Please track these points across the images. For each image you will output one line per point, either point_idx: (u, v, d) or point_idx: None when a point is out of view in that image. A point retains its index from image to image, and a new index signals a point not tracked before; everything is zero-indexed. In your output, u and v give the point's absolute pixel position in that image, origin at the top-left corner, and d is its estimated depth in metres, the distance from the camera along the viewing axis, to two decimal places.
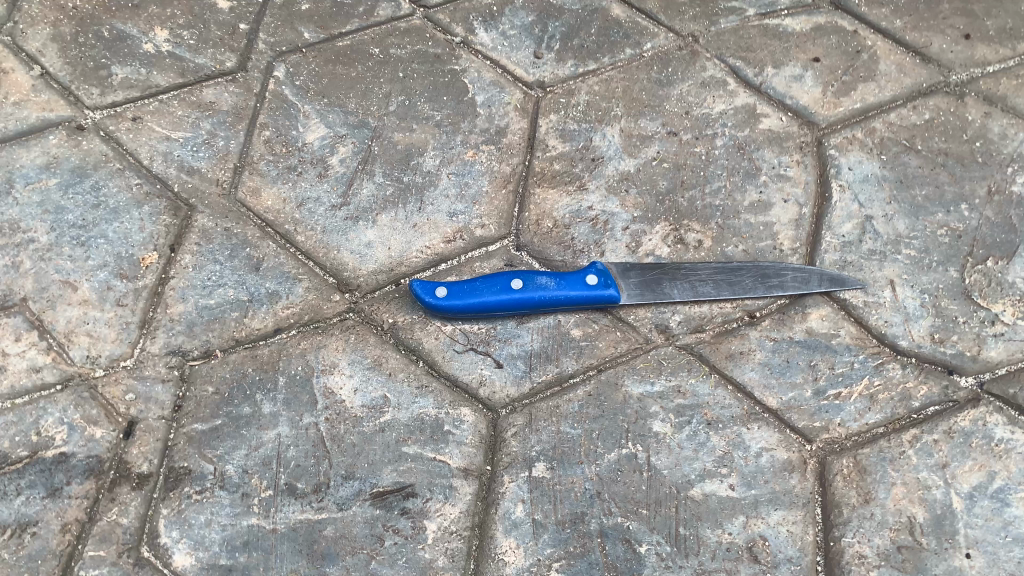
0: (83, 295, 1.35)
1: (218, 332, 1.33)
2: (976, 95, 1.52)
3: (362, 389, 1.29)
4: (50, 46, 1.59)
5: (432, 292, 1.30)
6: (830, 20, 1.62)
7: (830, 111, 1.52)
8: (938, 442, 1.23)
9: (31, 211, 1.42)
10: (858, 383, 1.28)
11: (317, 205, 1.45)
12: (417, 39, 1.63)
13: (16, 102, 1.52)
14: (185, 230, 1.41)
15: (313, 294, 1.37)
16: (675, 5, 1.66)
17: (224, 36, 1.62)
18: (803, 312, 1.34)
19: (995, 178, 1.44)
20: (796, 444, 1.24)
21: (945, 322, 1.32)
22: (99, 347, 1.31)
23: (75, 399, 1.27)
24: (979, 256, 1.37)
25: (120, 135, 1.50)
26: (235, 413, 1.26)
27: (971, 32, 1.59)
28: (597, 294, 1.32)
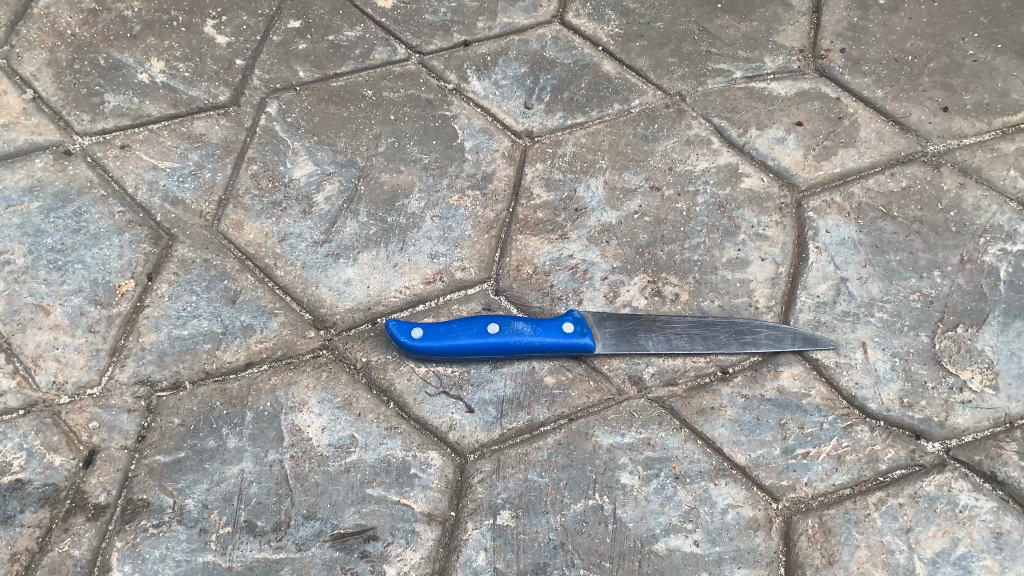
0: (55, 320, 1.35)
1: (189, 363, 1.33)
2: (952, 165, 1.54)
3: (330, 428, 1.28)
4: (44, 70, 1.61)
5: (408, 333, 1.30)
6: (815, 86, 1.66)
7: (810, 174, 1.54)
8: (903, 506, 1.23)
9: (10, 233, 1.42)
10: (827, 443, 1.28)
11: (298, 240, 1.45)
12: (410, 83, 1.65)
13: (5, 125, 1.53)
14: (164, 260, 1.42)
15: (288, 329, 1.37)
16: (665, 64, 1.70)
17: (219, 70, 1.64)
18: (776, 370, 1.35)
19: (968, 248, 1.46)
20: (763, 502, 1.24)
21: (915, 387, 1.33)
22: (67, 372, 1.30)
23: (37, 424, 1.25)
24: (950, 322, 1.38)
25: (107, 162, 1.51)
26: (199, 447, 1.25)
27: (950, 105, 1.62)
28: (573, 342, 1.32)
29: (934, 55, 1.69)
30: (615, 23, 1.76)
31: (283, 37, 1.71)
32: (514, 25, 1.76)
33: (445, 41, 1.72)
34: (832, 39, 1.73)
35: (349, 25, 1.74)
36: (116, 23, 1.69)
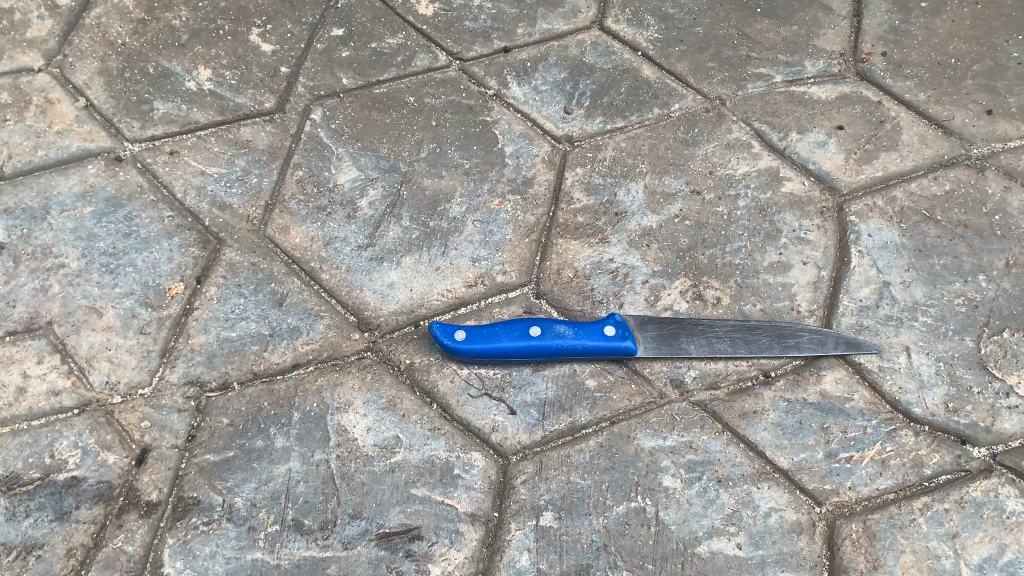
0: (107, 322, 1.39)
1: (237, 364, 1.36)
2: (996, 169, 1.53)
3: (375, 429, 1.30)
4: (96, 79, 1.65)
5: (453, 336, 1.32)
6: (855, 90, 1.64)
7: (852, 178, 1.53)
8: (949, 511, 1.22)
9: (64, 237, 1.46)
10: (871, 448, 1.28)
11: (343, 244, 1.48)
12: (451, 89, 1.67)
13: (59, 132, 1.57)
14: (212, 263, 1.45)
15: (334, 331, 1.39)
16: (704, 69, 1.69)
17: (265, 78, 1.67)
18: (818, 374, 1.35)
19: (1013, 251, 1.45)
20: (806, 506, 1.24)
21: (960, 392, 1.33)
22: (120, 373, 1.34)
23: (91, 423, 1.29)
24: (995, 327, 1.38)
25: (156, 168, 1.55)
26: (248, 446, 1.28)
27: (994, 108, 1.60)
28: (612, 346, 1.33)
29: (977, 57, 1.66)
30: (654, 28, 1.76)
31: (327, 44, 1.73)
32: (553, 31, 1.77)
33: (486, 48, 1.74)
34: (873, 41, 1.71)
35: (390, 32, 1.76)
36: (165, 32, 1.73)
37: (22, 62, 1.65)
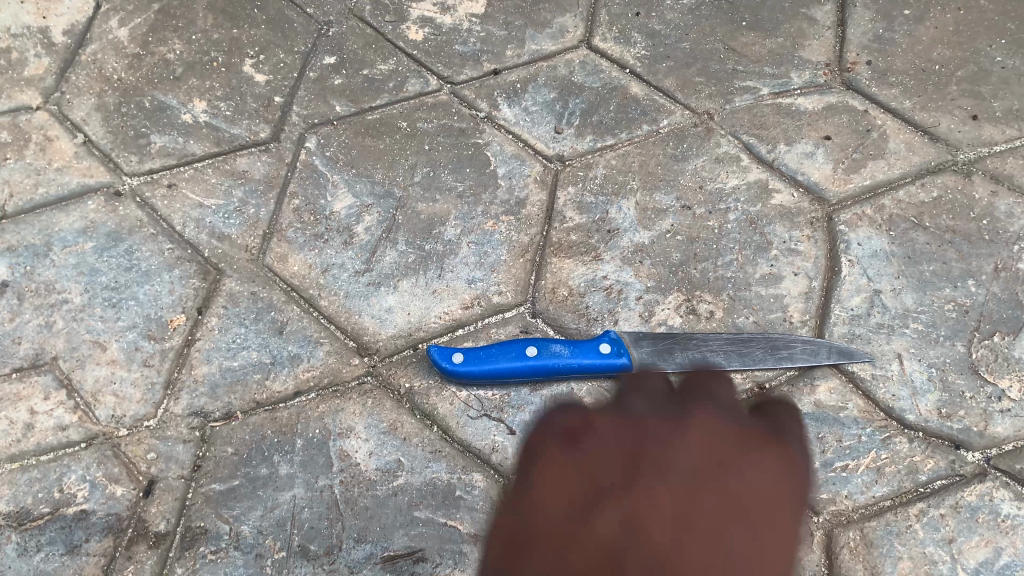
0: (112, 355, 1.42)
1: (240, 394, 1.39)
2: (983, 174, 1.54)
3: (377, 453, 1.33)
4: (94, 115, 1.67)
5: (453, 358, 1.34)
6: (842, 100, 1.64)
7: (840, 188, 1.55)
8: (944, 516, 1.25)
9: (67, 273, 1.50)
10: (866, 456, 1.31)
11: (340, 271, 1.50)
12: (443, 113, 1.66)
13: (59, 168, 1.60)
14: (213, 294, 1.47)
15: (334, 357, 1.41)
16: (692, 84, 1.68)
17: (259, 108, 1.67)
18: (812, 384, 1.37)
19: (1002, 256, 1.46)
20: (804, 516, 1.27)
21: (952, 397, 1.35)
22: (125, 406, 1.37)
23: (98, 457, 1.33)
24: (986, 331, 1.40)
25: (155, 202, 1.57)
26: (253, 474, 1.31)
27: (979, 113, 1.61)
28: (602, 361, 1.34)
29: (961, 63, 1.67)
30: (641, 46, 1.73)
31: (319, 72, 1.71)
32: (542, 52, 1.73)
33: (476, 71, 1.71)
34: (857, 51, 1.70)
35: (382, 58, 1.73)
36: (160, 66, 1.73)
37: (21, 100, 1.68)
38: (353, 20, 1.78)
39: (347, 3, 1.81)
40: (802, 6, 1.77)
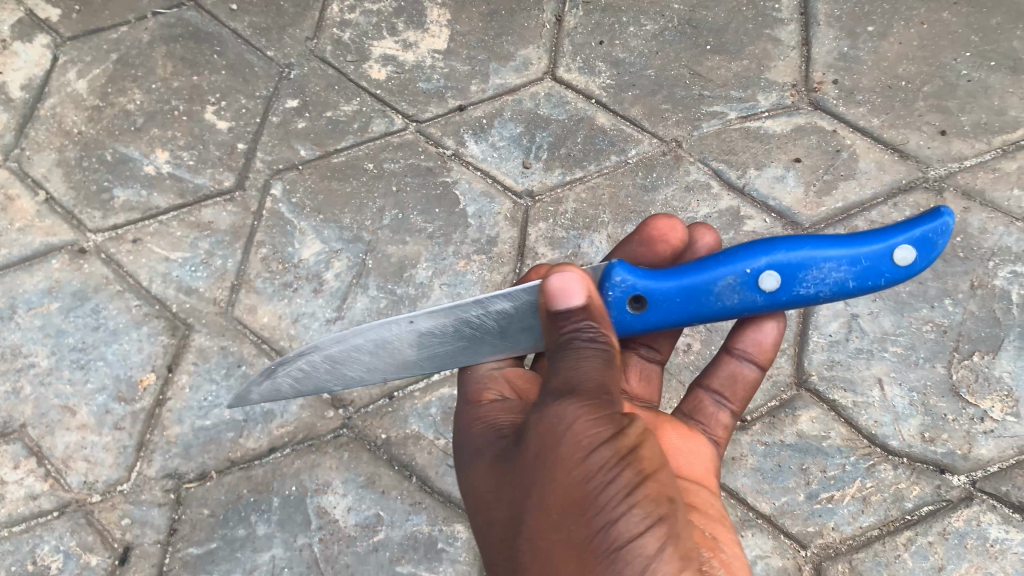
0: (82, 419, 1.39)
1: (213, 453, 1.36)
2: (954, 190, 1.54)
3: (356, 508, 1.32)
4: (55, 171, 1.64)
5: (620, 296, 1.03)
6: (810, 121, 1.63)
7: (812, 212, 1.54)
8: (933, 543, 1.25)
9: (32, 335, 1.47)
10: (851, 486, 1.30)
11: (311, 320, 1.47)
12: (410, 153, 1.64)
13: (21, 228, 1.57)
14: (183, 351, 1.45)
15: (308, 412, 1.39)
16: (659, 112, 1.67)
17: (223, 156, 1.65)
18: (794, 414, 1.36)
19: (977, 273, 1.46)
20: (791, 550, 1.26)
21: (935, 421, 1.34)
22: (97, 471, 1.35)
23: (71, 525, 1.31)
24: (966, 351, 1.39)
25: (121, 257, 1.54)
26: (230, 536, 1.30)
27: (947, 128, 1.60)
28: (666, 242, 1.23)
29: (927, 78, 1.66)
30: (606, 75, 1.72)
31: (282, 116, 1.69)
32: (506, 85, 1.72)
33: (441, 108, 1.70)
34: (823, 70, 1.69)
35: (345, 99, 1.71)
36: (120, 117, 1.70)
37: None
38: (314, 61, 1.76)
39: (307, 43, 1.79)
40: (765, 26, 1.76)
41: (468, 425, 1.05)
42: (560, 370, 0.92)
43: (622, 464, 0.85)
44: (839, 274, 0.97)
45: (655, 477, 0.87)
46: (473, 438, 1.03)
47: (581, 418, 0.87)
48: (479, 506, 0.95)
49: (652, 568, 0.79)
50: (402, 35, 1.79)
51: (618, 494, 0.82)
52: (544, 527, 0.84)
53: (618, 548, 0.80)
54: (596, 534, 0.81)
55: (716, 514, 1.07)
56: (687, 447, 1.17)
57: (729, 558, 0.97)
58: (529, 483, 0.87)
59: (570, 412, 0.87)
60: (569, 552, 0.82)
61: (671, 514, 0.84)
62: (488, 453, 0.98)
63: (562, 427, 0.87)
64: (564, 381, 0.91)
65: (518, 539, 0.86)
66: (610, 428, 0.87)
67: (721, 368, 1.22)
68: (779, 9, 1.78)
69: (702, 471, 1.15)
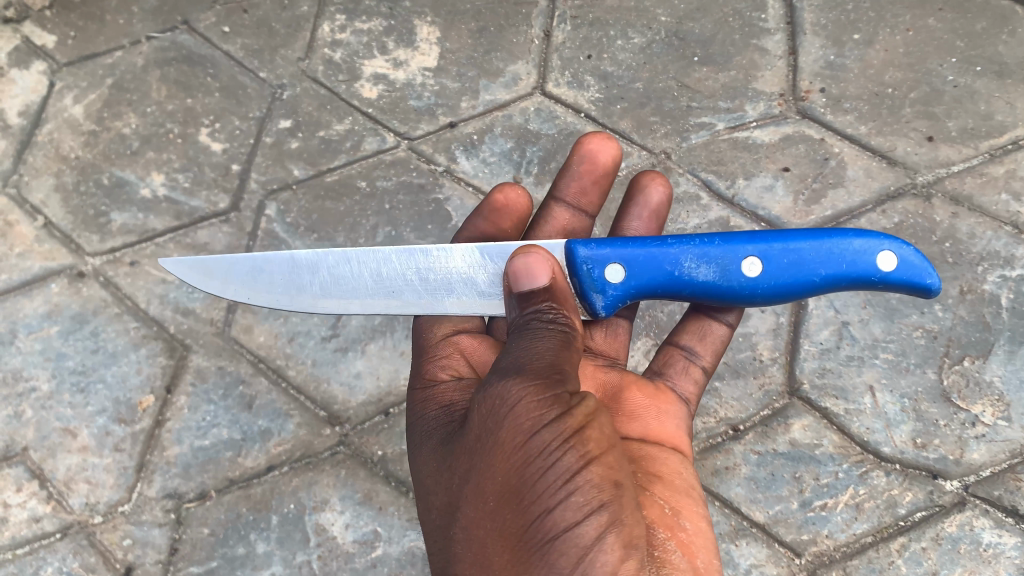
0: (82, 442, 1.41)
1: (213, 473, 1.38)
2: (942, 196, 1.55)
3: (354, 525, 1.33)
4: (53, 196, 1.66)
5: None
6: (798, 130, 1.65)
7: (802, 221, 1.55)
8: (926, 549, 1.26)
9: (32, 359, 1.49)
10: (844, 493, 1.30)
11: (307, 338, 1.48)
12: (402, 170, 1.66)
13: (21, 253, 1.60)
14: (181, 372, 1.46)
15: (305, 430, 1.41)
16: (647, 124, 1.69)
17: (218, 177, 1.67)
18: (786, 423, 1.37)
19: (967, 277, 1.47)
20: (785, 558, 1.27)
21: (927, 426, 1.35)
22: (98, 493, 1.37)
23: (74, 547, 1.33)
24: (956, 356, 1.40)
25: (119, 280, 1.56)
26: (230, 554, 1.31)
27: (934, 134, 1.61)
28: (603, 155, 1.34)
29: (913, 84, 1.67)
30: (595, 88, 1.74)
31: (275, 137, 1.71)
32: (496, 101, 1.73)
33: (432, 125, 1.71)
34: (810, 78, 1.71)
35: (337, 118, 1.73)
36: (116, 141, 1.72)
37: None
38: (307, 82, 1.78)
39: (298, 63, 1.81)
40: (752, 36, 1.77)
41: (423, 406, 1.06)
42: (515, 348, 0.92)
43: (564, 446, 0.83)
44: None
45: (603, 459, 0.85)
46: (426, 418, 1.04)
47: (524, 399, 0.85)
48: (423, 491, 0.96)
49: (588, 558, 0.78)
50: (392, 54, 1.81)
51: (557, 480, 0.81)
52: (480, 516, 0.83)
53: (553, 539, 0.79)
54: (533, 524, 0.80)
55: (687, 484, 1.05)
56: (653, 407, 1.14)
57: (690, 536, 0.96)
58: (469, 468, 0.87)
59: (511, 392, 0.86)
60: (505, 544, 0.81)
61: (615, 499, 0.82)
62: (435, 436, 0.99)
63: (503, 408, 0.86)
64: (518, 360, 0.90)
65: (456, 528, 0.86)
66: (557, 408, 0.85)
67: (694, 327, 1.22)
68: (765, 18, 1.79)
69: (674, 434, 1.13)
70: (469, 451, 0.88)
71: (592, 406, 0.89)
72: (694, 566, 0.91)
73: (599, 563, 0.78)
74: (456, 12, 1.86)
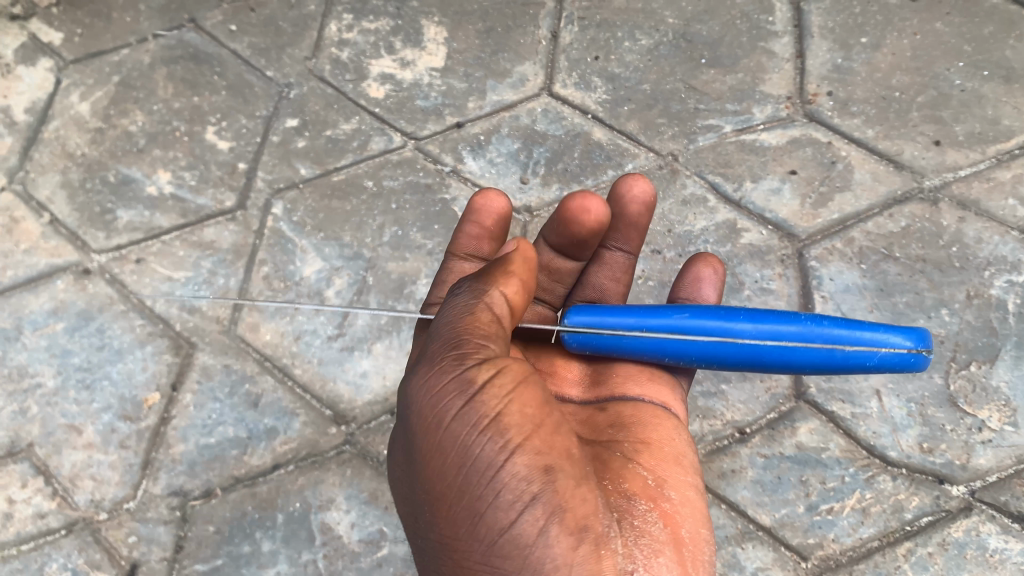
0: (88, 438, 1.41)
1: (218, 471, 1.37)
2: (949, 200, 1.55)
3: (359, 525, 1.34)
4: (59, 193, 1.66)
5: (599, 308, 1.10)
6: (805, 133, 1.65)
7: (809, 224, 1.55)
8: (932, 554, 1.26)
9: (38, 355, 1.49)
10: (850, 497, 1.31)
11: (313, 337, 1.48)
12: (408, 170, 1.66)
13: (26, 250, 1.59)
14: (186, 369, 1.46)
15: (310, 428, 1.40)
16: (655, 126, 1.69)
17: (224, 175, 1.67)
18: (793, 426, 1.36)
19: (973, 283, 1.47)
20: (791, 562, 1.27)
21: (934, 431, 1.35)
22: (103, 489, 1.36)
23: (79, 543, 1.32)
24: (963, 361, 1.40)
25: (125, 277, 1.56)
26: (236, 552, 1.32)
27: (941, 138, 1.61)
28: (589, 214, 1.20)
29: (921, 88, 1.68)
30: (602, 90, 1.74)
31: (282, 136, 1.71)
32: (503, 102, 1.73)
33: (439, 125, 1.71)
34: (818, 82, 1.71)
35: (344, 118, 1.73)
36: (122, 139, 1.72)
37: None
38: (314, 80, 1.78)
39: (305, 62, 1.81)
40: (759, 39, 1.77)
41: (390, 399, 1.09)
42: (447, 337, 0.95)
43: (483, 442, 0.86)
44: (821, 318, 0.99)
45: (533, 445, 0.87)
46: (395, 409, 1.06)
47: (447, 408, 0.89)
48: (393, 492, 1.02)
49: (533, 555, 0.83)
50: (399, 53, 1.81)
51: (485, 480, 0.85)
52: (432, 522, 0.89)
53: (497, 540, 0.84)
54: (474, 530, 0.85)
55: (678, 452, 1.06)
56: (646, 373, 1.15)
57: (675, 506, 0.97)
58: (412, 476, 0.91)
59: (436, 402, 0.90)
60: (455, 550, 0.87)
61: (547, 485, 0.85)
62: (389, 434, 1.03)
63: (430, 411, 0.90)
64: (443, 357, 0.93)
65: (419, 535, 0.92)
66: (476, 405, 0.88)
67: None
68: (772, 21, 1.79)
69: (665, 398, 1.14)
70: (406, 459, 0.92)
71: (511, 385, 0.90)
72: (675, 534, 0.94)
73: (547, 557, 0.83)
74: (464, 13, 1.86)
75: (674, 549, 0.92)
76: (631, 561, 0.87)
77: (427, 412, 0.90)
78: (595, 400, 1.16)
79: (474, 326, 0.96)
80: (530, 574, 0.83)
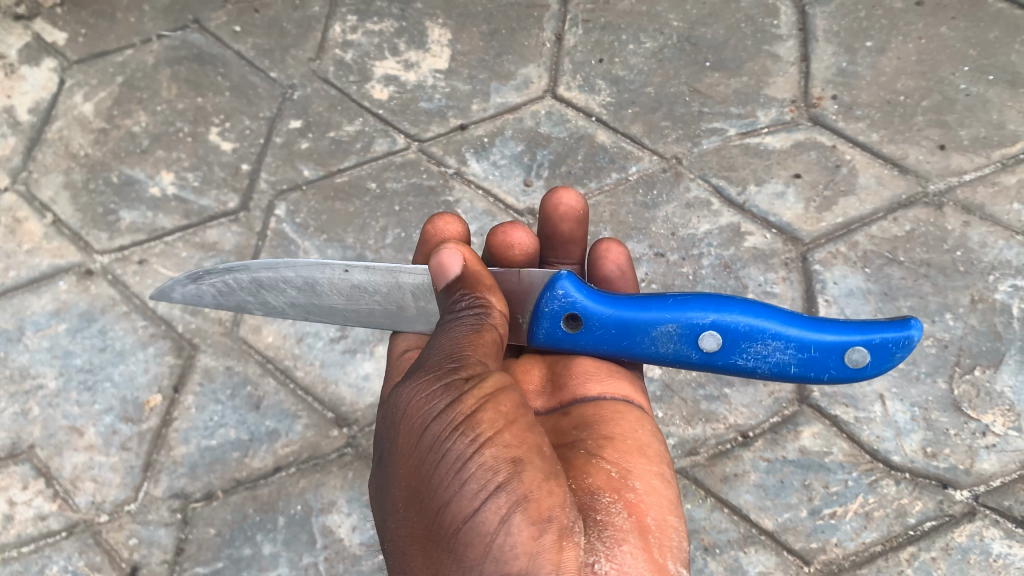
0: (89, 440, 1.40)
1: (220, 473, 1.37)
2: (954, 205, 1.54)
3: (361, 527, 1.33)
4: (62, 193, 1.66)
5: (558, 311, 1.06)
6: (809, 136, 1.64)
7: (813, 227, 1.54)
8: (936, 559, 1.25)
9: (40, 356, 1.48)
10: (853, 501, 1.30)
11: (315, 339, 1.48)
12: (412, 172, 1.65)
13: (29, 250, 1.59)
14: (188, 371, 1.46)
15: (312, 431, 1.40)
16: (659, 129, 1.68)
17: (227, 176, 1.67)
18: (796, 430, 1.36)
19: (978, 287, 1.46)
20: (794, 567, 1.26)
21: (937, 435, 1.34)
22: (104, 491, 1.36)
23: (80, 545, 1.32)
24: (967, 365, 1.39)
25: (127, 278, 1.55)
26: (236, 555, 1.30)
27: (946, 143, 1.61)
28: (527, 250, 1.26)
29: (925, 93, 1.67)
30: (606, 92, 1.74)
31: (286, 137, 1.71)
32: (507, 104, 1.73)
33: (442, 127, 1.71)
34: (822, 85, 1.71)
35: (348, 119, 1.73)
36: (125, 139, 1.72)
37: None
38: (317, 82, 1.78)
39: (310, 63, 1.80)
40: (764, 43, 1.77)
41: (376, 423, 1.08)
42: (434, 350, 0.96)
43: (454, 437, 0.84)
44: (783, 356, 0.99)
45: (502, 438, 0.85)
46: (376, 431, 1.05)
47: (426, 405, 0.88)
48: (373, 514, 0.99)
49: (493, 544, 0.78)
50: (404, 55, 1.81)
51: (453, 471, 0.82)
52: (399, 524, 0.86)
53: (458, 530, 0.80)
54: (437, 521, 0.82)
55: (643, 445, 1.05)
56: (604, 368, 1.17)
57: (639, 495, 0.95)
58: (384, 480, 0.90)
59: (416, 402, 0.90)
60: (420, 545, 0.83)
61: (514, 475, 0.82)
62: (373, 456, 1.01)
63: (411, 414, 0.89)
64: (427, 367, 0.94)
65: (386, 542, 0.88)
66: (452, 403, 0.88)
67: None
68: (777, 25, 1.79)
69: (626, 390, 1.16)
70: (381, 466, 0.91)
71: (489, 390, 0.90)
72: (642, 524, 0.90)
73: (508, 545, 0.78)
74: (468, 15, 1.86)
75: (637, 537, 0.87)
76: (594, 553, 0.82)
77: (406, 413, 0.90)
78: (557, 406, 1.17)
79: (462, 342, 0.95)
80: (488, 565, 0.78)
